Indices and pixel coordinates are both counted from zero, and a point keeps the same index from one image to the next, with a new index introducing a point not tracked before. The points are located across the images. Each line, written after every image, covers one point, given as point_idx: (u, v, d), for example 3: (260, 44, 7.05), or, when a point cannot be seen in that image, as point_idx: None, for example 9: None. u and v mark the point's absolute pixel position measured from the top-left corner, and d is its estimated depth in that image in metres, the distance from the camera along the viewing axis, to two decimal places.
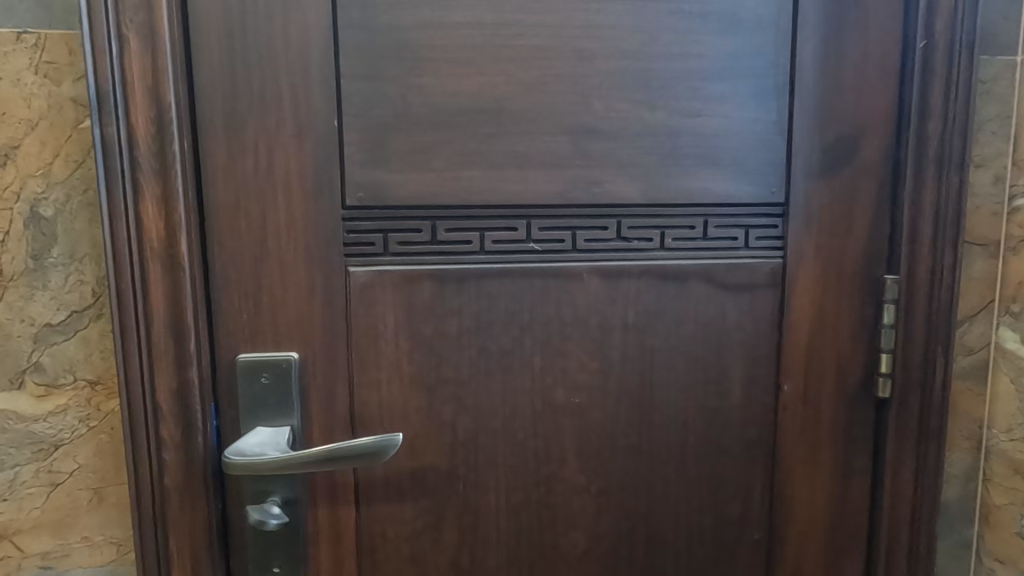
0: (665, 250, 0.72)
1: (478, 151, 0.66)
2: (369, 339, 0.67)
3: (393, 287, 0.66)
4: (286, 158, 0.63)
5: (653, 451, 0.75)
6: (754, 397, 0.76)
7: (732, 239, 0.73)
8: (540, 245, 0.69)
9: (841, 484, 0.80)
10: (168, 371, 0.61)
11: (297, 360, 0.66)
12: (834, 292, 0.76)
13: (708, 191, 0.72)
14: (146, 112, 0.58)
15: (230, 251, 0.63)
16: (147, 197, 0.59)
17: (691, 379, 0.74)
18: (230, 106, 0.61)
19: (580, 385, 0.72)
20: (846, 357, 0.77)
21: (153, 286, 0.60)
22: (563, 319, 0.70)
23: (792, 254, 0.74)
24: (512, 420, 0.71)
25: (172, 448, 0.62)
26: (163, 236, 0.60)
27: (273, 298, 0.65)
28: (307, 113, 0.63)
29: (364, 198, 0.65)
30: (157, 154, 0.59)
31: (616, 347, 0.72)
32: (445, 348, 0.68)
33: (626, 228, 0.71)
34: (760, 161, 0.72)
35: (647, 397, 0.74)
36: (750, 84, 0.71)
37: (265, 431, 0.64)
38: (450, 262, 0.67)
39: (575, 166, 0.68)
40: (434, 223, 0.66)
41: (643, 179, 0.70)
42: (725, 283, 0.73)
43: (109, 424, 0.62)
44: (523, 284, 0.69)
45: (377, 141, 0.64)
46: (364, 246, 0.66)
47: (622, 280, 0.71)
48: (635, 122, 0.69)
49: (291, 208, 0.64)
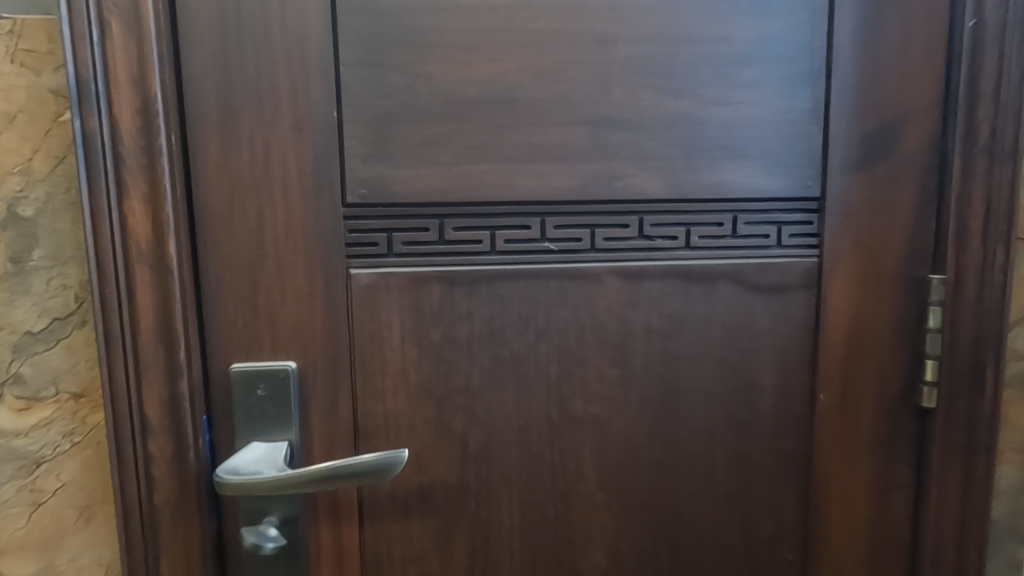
0: (691, 248, 0.67)
1: (490, 143, 0.61)
2: (374, 346, 0.62)
3: (398, 290, 0.62)
4: (284, 152, 0.59)
5: (678, 466, 0.69)
6: (787, 407, 0.71)
7: (764, 236, 0.68)
8: (556, 244, 0.64)
9: (880, 499, 0.74)
10: (159, 381, 0.57)
11: (295, 369, 0.61)
12: (874, 293, 0.70)
13: (738, 186, 0.66)
14: (132, 103, 0.54)
15: (223, 253, 0.59)
16: (133, 195, 0.55)
17: (719, 388, 0.69)
18: (223, 96, 0.57)
19: (599, 395, 0.67)
20: (886, 364, 0.72)
21: (141, 290, 0.56)
22: (581, 323, 0.65)
23: (828, 252, 0.69)
24: (527, 433, 0.66)
25: (163, 464, 0.58)
26: (151, 237, 0.56)
27: (271, 303, 0.60)
28: (306, 104, 0.58)
29: (367, 194, 0.60)
30: (144, 149, 0.55)
31: (639, 353, 0.67)
32: (454, 356, 0.63)
33: (649, 225, 0.65)
34: (794, 152, 0.67)
35: (672, 407, 0.68)
36: (783, 69, 0.65)
37: (261, 446, 0.60)
38: (461, 263, 0.62)
39: (594, 159, 0.63)
40: (443, 221, 0.62)
41: (667, 173, 0.65)
42: (756, 284, 0.68)
43: (95, 438, 0.58)
44: (538, 287, 0.64)
45: (380, 133, 0.60)
46: (368, 247, 0.61)
47: (644, 281, 0.66)
48: (658, 111, 0.64)
49: (289, 206, 0.59)
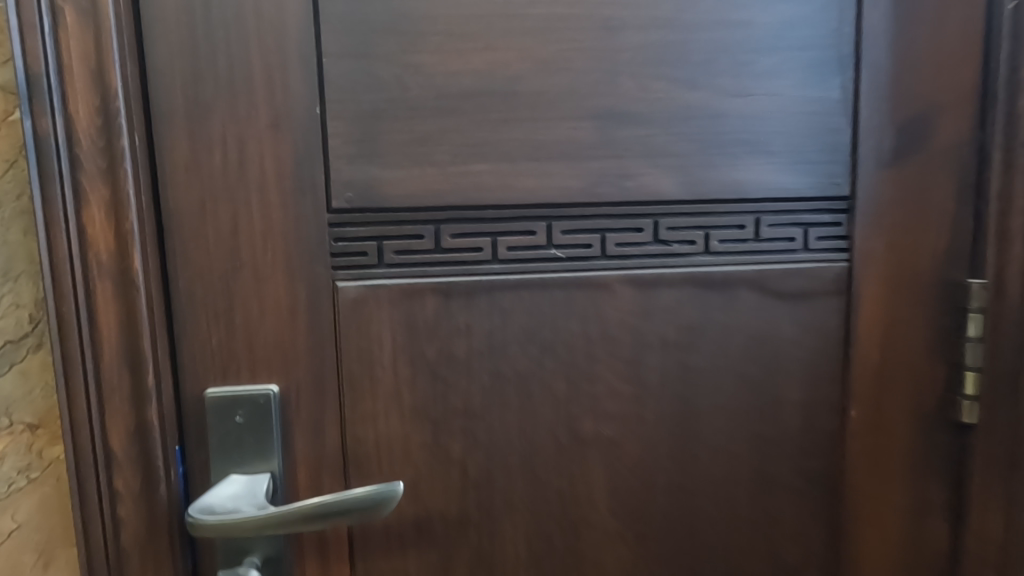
0: (710, 253, 0.61)
1: (489, 140, 0.56)
2: (363, 366, 0.56)
3: (389, 303, 0.56)
4: (261, 153, 0.53)
5: (698, 490, 0.64)
6: (814, 424, 0.65)
7: (790, 240, 0.62)
8: (564, 251, 0.58)
9: (917, 523, 0.68)
10: (124, 410, 0.52)
11: (277, 394, 0.55)
12: (909, 300, 0.65)
13: (760, 184, 0.61)
14: (89, 98, 0.48)
15: (195, 265, 0.53)
16: (92, 202, 0.49)
17: (742, 405, 0.63)
18: (192, 91, 0.51)
19: (611, 415, 0.61)
20: (922, 376, 0.66)
21: (102, 307, 0.50)
22: (591, 337, 0.60)
23: (858, 256, 0.63)
24: (533, 457, 0.60)
25: (130, 500, 0.52)
26: (113, 249, 0.50)
27: (249, 319, 0.55)
28: (284, 99, 0.53)
29: (354, 198, 0.54)
30: (104, 150, 0.49)
31: (654, 369, 0.61)
32: (452, 375, 0.58)
33: (664, 228, 0.60)
34: (820, 147, 0.61)
35: (690, 426, 0.63)
36: (807, 56, 0.60)
37: (240, 480, 0.55)
38: (458, 273, 0.57)
39: (603, 157, 0.58)
40: (438, 227, 0.56)
41: (683, 171, 0.59)
42: (780, 291, 0.63)
43: (54, 474, 0.53)
44: (544, 297, 0.58)
45: (367, 131, 0.54)
46: (356, 257, 0.55)
47: (659, 290, 0.60)
48: (672, 104, 0.58)
49: (267, 213, 0.54)
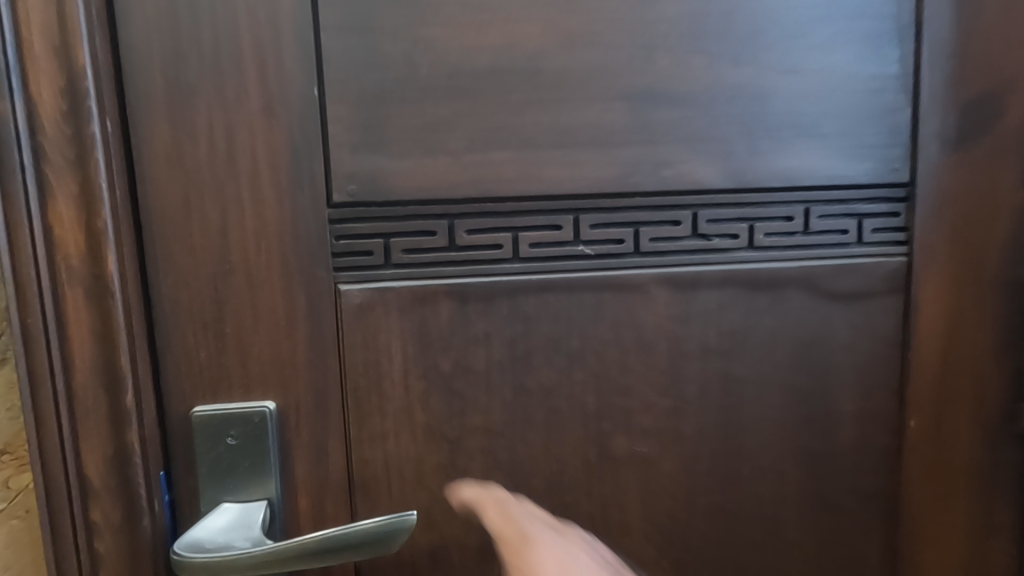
0: (755, 248, 0.55)
1: (507, 125, 0.50)
2: (370, 379, 0.50)
3: (398, 310, 0.50)
4: (253, 140, 0.47)
5: (741, 511, 0.58)
6: (868, 436, 0.59)
7: (842, 232, 0.56)
8: (593, 247, 0.52)
9: (980, 543, 0.62)
10: (100, 434, 0.46)
11: (274, 411, 0.49)
12: (973, 299, 0.58)
13: (810, 171, 0.54)
14: (53, 79, 0.42)
15: (179, 268, 0.47)
16: (60, 198, 0.43)
17: (789, 417, 0.57)
18: (172, 70, 0.45)
19: (646, 430, 0.55)
20: (987, 383, 0.60)
21: (74, 318, 0.44)
22: (623, 344, 0.53)
23: (918, 250, 0.57)
24: (559, 479, 0.54)
25: (109, 535, 0.46)
26: (84, 252, 0.44)
27: (241, 329, 0.48)
28: (278, 80, 0.47)
29: (358, 191, 0.48)
30: (73, 138, 0.43)
31: (693, 379, 0.55)
32: (469, 388, 0.52)
33: (705, 221, 0.54)
34: (877, 128, 0.55)
35: (733, 442, 0.57)
36: (863, 27, 0.54)
37: (233, 509, 0.49)
38: (477, 274, 0.51)
39: (637, 143, 0.51)
40: (452, 222, 0.50)
41: (726, 158, 0.53)
42: (831, 291, 0.56)
43: (23, 505, 0.47)
44: (571, 301, 0.52)
45: (371, 116, 0.48)
46: (362, 257, 0.49)
47: (699, 291, 0.54)
48: (714, 82, 0.52)
49: (261, 209, 0.47)
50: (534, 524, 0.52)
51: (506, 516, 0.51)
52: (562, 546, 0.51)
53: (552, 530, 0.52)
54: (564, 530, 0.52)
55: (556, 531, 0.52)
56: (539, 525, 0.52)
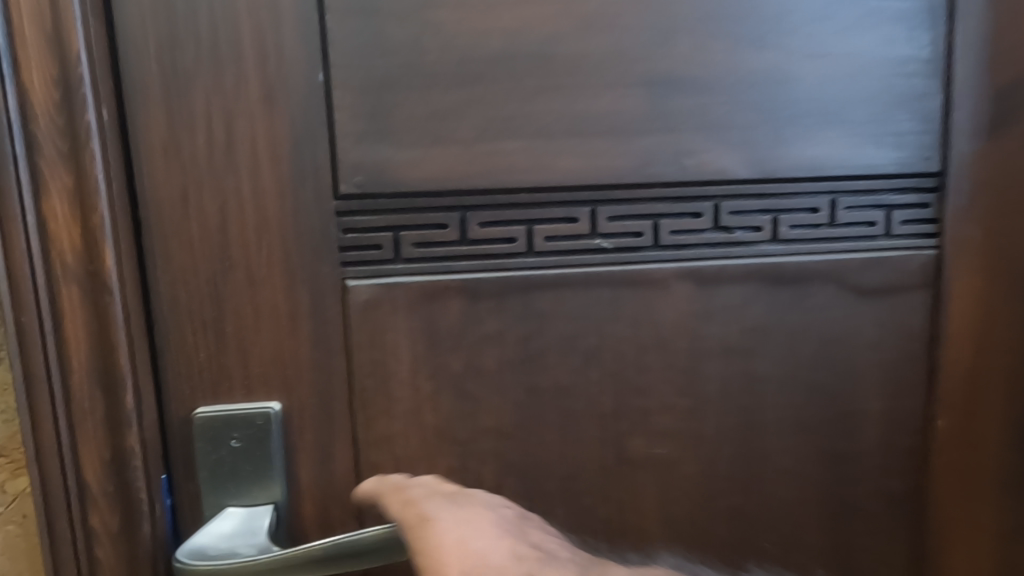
0: (779, 241, 0.52)
1: (521, 113, 0.47)
2: (378, 379, 0.48)
3: (407, 306, 0.48)
4: (253, 130, 0.45)
5: (763, 515, 0.55)
6: (896, 437, 0.57)
7: (870, 224, 0.54)
8: (610, 241, 0.50)
9: (1011, 547, 0.60)
10: (97, 437, 0.44)
11: (278, 412, 0.47)
12: (1006, 294, 0.56)
13: (837, 160, 0.52)
14: (45, 67, 0.40)
15: (178, 264, 0.45)
16: (53, 192, 0.41)
17: (813, 417, 0.55)
18: (167, 56, 0.43)
19: (664, 431, 0.53)
20: (1019, 382, 0.57)
21: (70, 317, 0.42)
22: (641, 342, 0.51)
23: (949, 242, 0.55)
24: (575, 482, 0.52)
25: (107, 543, 0.45)
26: (79, 247, 0.42)
27: (243, 327, 0.46)
28: (279, 67, 0.44)
29: (365, 182, 0.46)
30: (66, 129, 0.41)
31: (714, 378, 0.53)
32: (480, 388, 0.49)
33: (727, 213, 0.51)
34: (907, 115, 0.52)
35: (755, 443, 0.54)
36: (892, 8, 0.51)
37: (237, 514, 0.47)
38: (489, 269, 0.48)
39: (655, 131, 0.49)
40: (464, 214, 0.48)
41: (748, 146, 0.50)
42: (858, 286, 0.54)
43: (19, 511, 0.45)
44: (587, 297, 0.50)
45: (378, 103, 0.45)
46: (369, 252, 0.47)
47: (720, 286, 0.52)
48: (736, 67, 0.49)
49: (262, 202, 0.45)
50: (433, 502, 0.45)
51: (404, 501, 0.45)
52: (463, 517, 0.44)
53: (451, 504, 0.45)
54: (467, 502, 0.45)
55: (456, 503, 0.45)
56: (439, 501, 0.45)
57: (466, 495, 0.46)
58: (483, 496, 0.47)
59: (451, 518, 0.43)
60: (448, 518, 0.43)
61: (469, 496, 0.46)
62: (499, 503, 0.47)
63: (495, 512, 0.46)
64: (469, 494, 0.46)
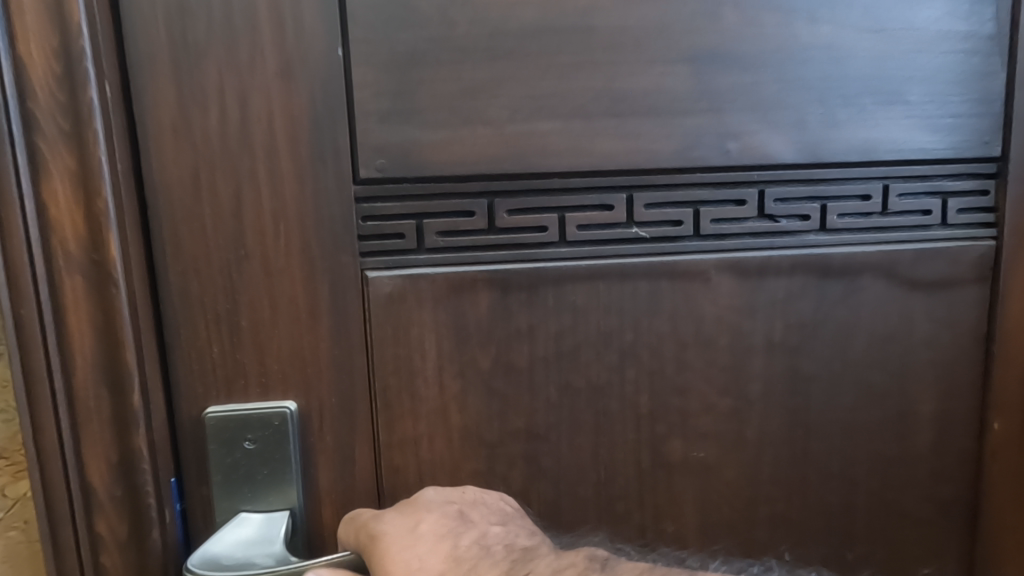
0: (828, 231, 0.49)
1: (555, 92, 0.44)
2: (401, 378, 0.45)
3: (433, 300, 0.44)
4: (269, 108, 0.41)
5: (805, 522, 0.52)
6: (947, 440, 0.53)
7: (924, 213, 0.50)
8: (648, 230, 0.46)
9: None
10: (103, 439, 0.41)
11: (296, 412, 0.44)
12: None
13: (892, 144, 0.48)
14: (44, 37, 0.37)
15: (188, 254, 0.42)
16: (55, 174, 0.38)
17: (861, 419, 0.52)
18: (177, 28, 0.40)
19: (704, 434, 0.49)
20: None
21: (73, 309, 0.40)
22: (680, 338, 0.48)
23: (1009, 233, 0.51)
24: (608, 486, 0.49)
25: (114, 550, 0.42)
26: (83, 234, 0.39)
27: (257, 322, 0.43)
28: (297, 40, 0.41)
29: (387, 166, 0.43)
30: (67, 106, 0.38)
31: (758, 377, 0.49)
32: (510, 388, 0.46)
33: (773, 201, 0.48)
34: (969, 95, 0.49)
35: (799, 446, 0.51)
36: None
37: (253, 520, 0.44)
38: (519, 260, 0.45)
39: (699, 112, 0.45)
40: (492, 201, 0.45)
41: (797, 128, 0.47)
42: (911, 279, 0.50)
43: (21, 516, 0.43)
44: (624, 290, 0.46)
45: (402, 81, 0.42)
46: (392, 241, 0.44)
47: (765, 279, 0.48)
48: (787, 42, 0.46)
49: (277, 188, 0.42)
50: (380, 517, 0.43)
51: (354, 523, 0.44)
52: (410, 527, 0.42)
53: (395, 513, 0.43)
54: (409, 509, 0.43)
55: (401, 513, 0.43)
56: (382, 515, 0.43)
57: (410, 501, 0.45)
58: (426, 497, 0.45)
59: (399, 532, 0.42)
60: (394, 534, 0.42)
61: (412, 503, 0.44)
62: (443, 499, 0.45)
63: (439, 511, 0.43)
64: (413, 500, 0.44)
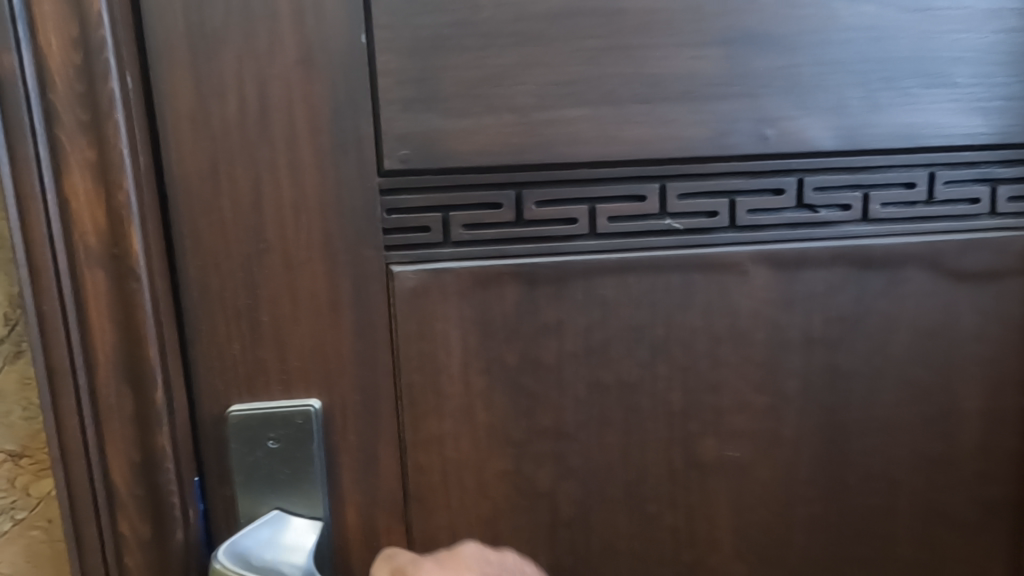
0: (869, 221, 0.47)
1: (583, 77, 0.42)
2: (425, 375, 0.44)
3: (458, 294, 0.43)
4: (289, 98, 0.40)
5: (845, 525, 0.50)
6: (995, 440, 0.51)
7: (972, 201, 0.48)
8: (681, 220, 0.45)
9: None
10: (125, 437, 0.40)
11: (319, 411, 0.43)
12: None
13: (937, 129, 0.46)
14: (63, 27, 0.36)
15: (208, 248, 0.41)
16: (75, 167, 0.37)
17: (904, 418, 0.49)
18: (194, 15, 0.39)
19: (738, 432, 0.47)
20: None
21: (94, 304, 0.39)
22: (714, 333, 0.46)
23: None
24: (638, 486, 0.47)
25: (137, 550, 0.41)
26: (104, 229, 0.38)
27: (278, 317, 0.42)
28: (317, 26, 0.40)
29: (412, 156, 0.41)
30: (88, 97, 0.37)
31: (795, 373, 0.47)
32: (538, 385, 0.45)
33: (812, 189, 0.46)
34: (1021, 76, 0.46)
35: (838, 446, 0.49)
36: None
37: (282, 520, 0.43)
38: (548, 252, 0.44)
39: (734, 96, 0.43)
40: (520, 191, 0.43)
41: (838, 112, 0.45)
42: (958, 270, 0.48)
43: (43, 515, 0.42)
44: (655, 283, 0.45)
45: (426, 67, 0.41)
46: (417, 234, 0.43)
47: (804, 271, 0.46)
48: (827, 22, 0.43)
49: (299, 179, 0.41)
50: (419, 565, 0.43)
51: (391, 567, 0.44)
52: None
53: (435, 565, 0.43)
54: (451, 563, 0.43)
55: (441, 567, 0.43)
56: (422, 564, 0.43)
57: (452, 553, 0.44)
58: (469, 551, 0.44)
59: None
60: None
61: (454, 556, 0.44)
62: (483, 559, 0.44)
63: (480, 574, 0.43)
64: (454, 553, 0.44)
